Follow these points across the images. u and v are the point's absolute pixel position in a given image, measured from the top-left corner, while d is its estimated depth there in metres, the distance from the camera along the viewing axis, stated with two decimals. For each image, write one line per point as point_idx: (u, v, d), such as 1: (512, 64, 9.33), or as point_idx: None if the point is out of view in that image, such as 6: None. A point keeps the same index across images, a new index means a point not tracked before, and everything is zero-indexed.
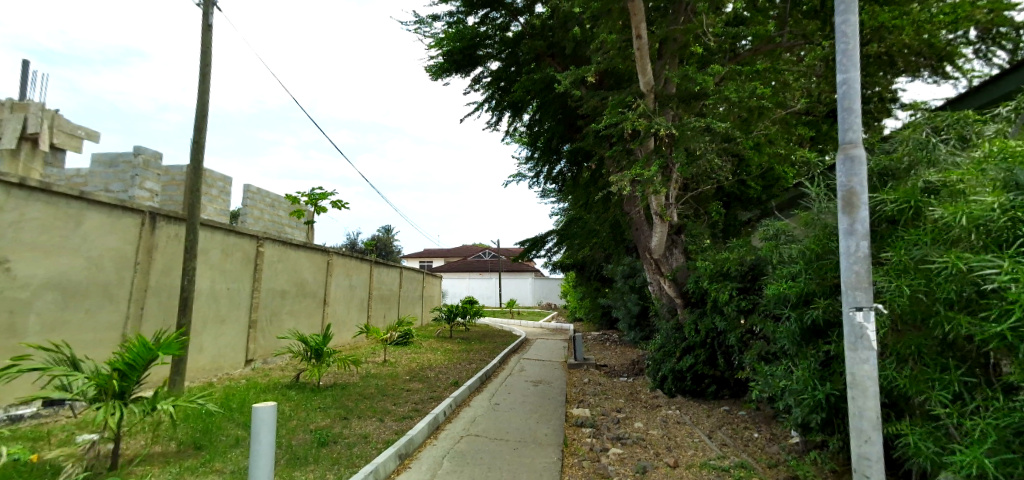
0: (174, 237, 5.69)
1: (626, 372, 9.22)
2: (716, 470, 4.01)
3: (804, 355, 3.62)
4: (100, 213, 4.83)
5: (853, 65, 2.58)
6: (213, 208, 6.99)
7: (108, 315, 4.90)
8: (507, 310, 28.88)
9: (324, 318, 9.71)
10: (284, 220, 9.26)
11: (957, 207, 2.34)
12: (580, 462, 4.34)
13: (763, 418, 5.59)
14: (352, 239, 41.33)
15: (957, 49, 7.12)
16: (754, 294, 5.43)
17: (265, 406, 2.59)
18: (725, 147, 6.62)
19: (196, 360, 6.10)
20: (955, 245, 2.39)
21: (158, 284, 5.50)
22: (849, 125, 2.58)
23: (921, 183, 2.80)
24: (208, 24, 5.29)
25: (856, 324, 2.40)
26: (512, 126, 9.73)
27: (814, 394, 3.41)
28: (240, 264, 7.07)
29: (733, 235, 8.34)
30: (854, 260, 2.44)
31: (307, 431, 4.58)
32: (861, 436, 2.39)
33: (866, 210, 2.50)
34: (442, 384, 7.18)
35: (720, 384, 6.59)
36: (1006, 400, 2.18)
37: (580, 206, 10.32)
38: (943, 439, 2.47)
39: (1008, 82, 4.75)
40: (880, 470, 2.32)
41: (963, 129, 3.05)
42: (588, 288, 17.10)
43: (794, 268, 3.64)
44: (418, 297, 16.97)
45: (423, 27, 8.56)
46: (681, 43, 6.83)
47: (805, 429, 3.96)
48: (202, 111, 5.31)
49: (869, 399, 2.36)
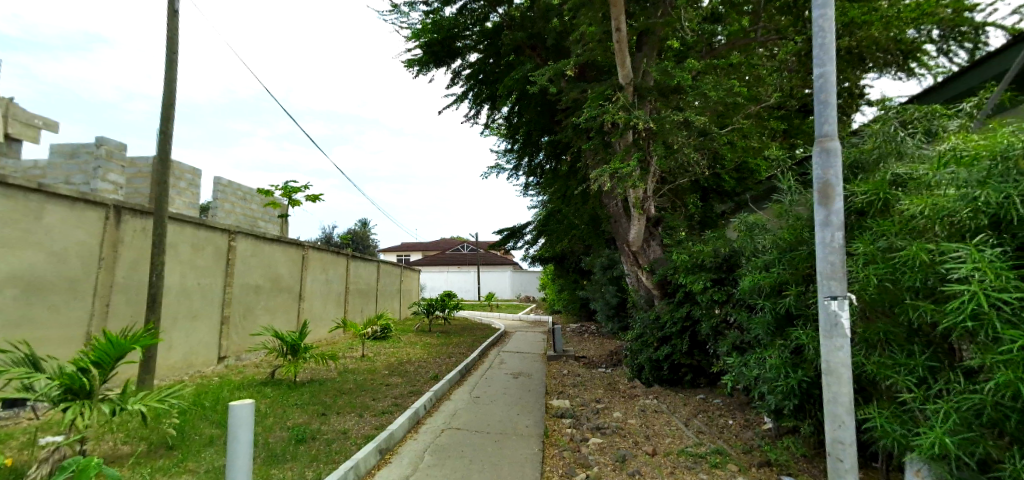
0: (142, 230, 5.46)
1: (604, 362, 9.35)
2: (693, 456, 4.11)
3: (778, 344, 3.73)
4: (62, 206, 4.59)
5: (830, 60, 2.63)
6: (182, 201, 6.73)
7: (73, 312, 4.67)
8: (486, 303, 28.82)
9: (300, 313, 9.51)
10: (256, 213, 8.99)
11: (922, 199, 2.45)
12: (560, 452, 4.39)
13: (737, 405, 5.76)
14: (328, 231, 40.50)
15: (921, 46, 7.36)
16: (729, 285, 5.59)
17: (242, 403, 2.52)
18: (701, 141, 6.75)
19: (165, 358, 5.89)
20: (921, 236, 2.50)
21: (125, 279, 5.27)
22: (825, 118, 2.64)
23: (889, 175, 2.92)
24: (175, 8, 5.05)
25: (830, 312, 2.47)
26: (490, 118, 9.69)
27: (787, 381, 3.52)
28: (212, 259, 6.84)
29: (710, 227, 8.49)
30: (830, 251, 2.50)
31: (285, 428, 4.48)
32: (835, 420, 2.45)
33: (841, 201, 2.56)
34: (422, 378, 7.12)
35: (696, 373, 6.74)
36: (967, 382, 2.28)
37: (559, 199, 10.34)
38: (907, 422, 2.58)
39: (972, 76, 4.78)
40: (853, 453, 2.38)
41: (929, 123, 3.20)
42: (567, 280, 17.29)
43: (767, 259, 3.75)
44: (396, 290, 16.76)
45: (400, 16, 8.36)
46: (660, 37, 6.91)
47: (777, 415, 4.09)
48: (170, 99, 5.08)
49: (843, 386, 2.43)
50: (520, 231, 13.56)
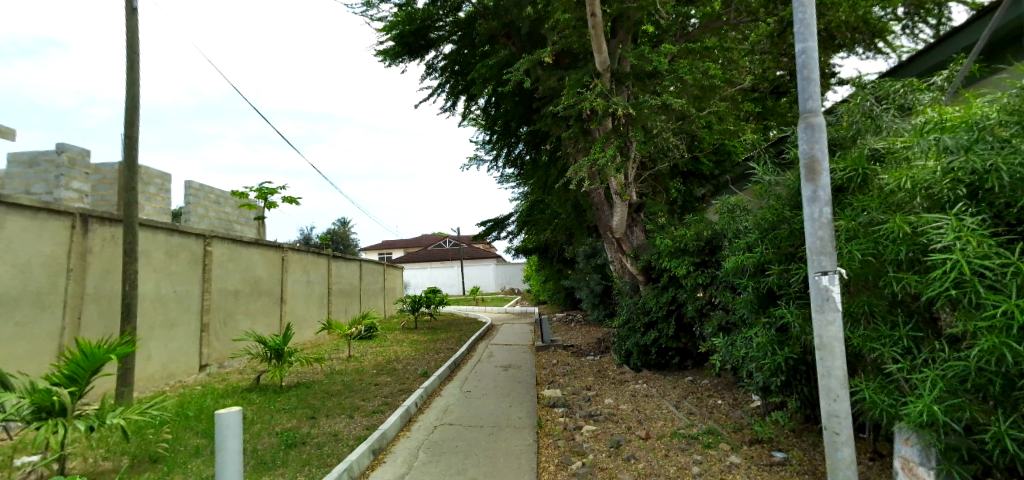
0: (111, 238, 5.23)
1: (592, 350, 9.43)
2: (685, 438, 4.17)
3: (763, 322, 3.78)
4: (24, 216, 4.36)
5: (811, 34, 2.63)
6: (152, 207, 6.47)
7: (42, 327, 4.46)
8: (471, 298, 28.68)
9: (282, 316, 9.31)
10: (231, 215, 8.73)
11: (901, 174, 2.50)
12: (555, 441, 4.39)
13: (724, 384, 5.87)
14: (306, 233, 39.72)
15: (888, 25, 7.52)
16: (712, 268, 5.65)
17: (230, 411, 2.43)
18: (679, 125, 6.79)
19: (143, 369, 5.70)
20: (900, 210, 2.57)
21: (97, 290, 5.06)
22: (809, 94, 2.63)
23: (867, 151, 2.97)
24: (133, 6, 4.81)
25: (822, 287, 2.49)
26: (467, 110, 9.56)
27: (774, 359, 3.57)
28: (187, 266, 6.61)
29: (690, 211, 8.58)
30: (819, 226, 2.51)
31: (273, 434, 4.38)
32: (830, 395, 2.48)
33: (828, 177, 2.58)
34: (411, 375, 7.07)
35: (683, 356, 6.83)
36: (951, 350, 2.35)
37: (540, 189, 10.30)
38: (894, 391, 2.65)
39: (936, 53, 4.92)
40: (849, 426, 2.41)
41: (904, 99, 3.26)
42: (551, 271, 17.37)
43: (749, 240, 3.80)
44: (379, 288, 16.54)
45: (370, 8, 8.15)
46: (634, 22, 6.89)
47: (765, 392, 4.17)
48: (134, 101, 4.86)
49: (836, 359, 2.45)
50: (503, 222, 13.41)
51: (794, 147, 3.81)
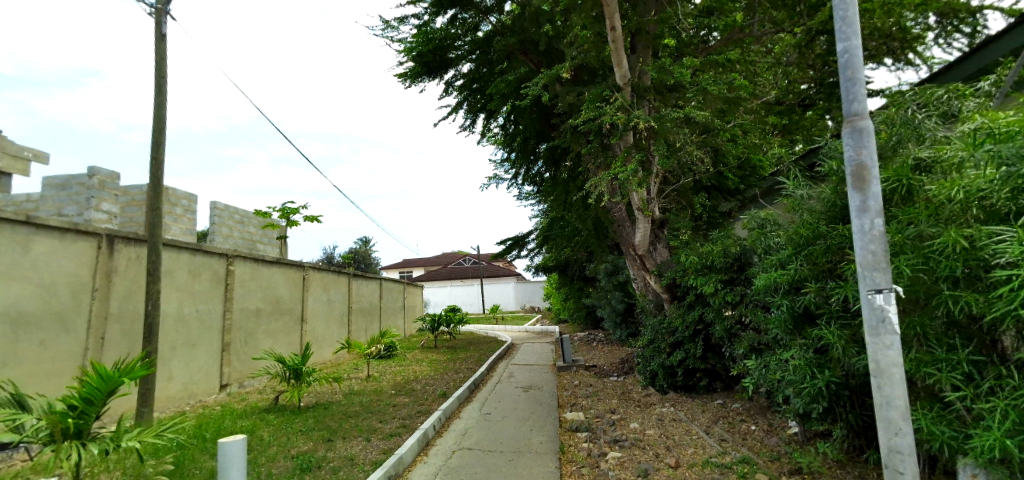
0: (135, 258, 5.31)
1: (615, 371, 9.13)
2: (719, 467, 3.89)
3: (800, 343, 3.52)
4: (51, 237, 4.45)
5: (854, 33, 2.48)
6: (178, 227, 6.59)
7: (66, 347, 4.50)
8: (491, 316, 28.46)
9: (302, 335, 9.32)
10: (255, 235, 8.84)
11: (953, 183, 2.29)
12: (579, 469, 4.16)
13: (757, 409, 5.55)
14: (329, 252, 40.32)
15: (919, 34, 7.25)
16: (741, 285, 5.38)
17: (235, 439, 2.34)
18: (703, 138, 6.61)
19: (164, 388, 5.71)
20: (954, 222, 2.34)
21: (120, 310, 5.11)
22: (854, 96, 2.46)
23: (911, 160, 2.74)
24: (162, 32, 4.95)
25: (875, 307, 2.26)
26: (486, 127, 9.57)
27: (814, 384, 3.31)
28: (210, 285, 6.67)
29: (715, 226, 8.33)
30: (869, 239, 2.31)
31: (289, 457, 4.28)
32: (890, 427, 2.23)
33: (878, 185, 2.38)
34: (429, 396, 6.92)
35: (711, 378, 6.53)
36: (1022, 378, 2.11)
37: (560, 205, 10.17)
38: (955, 422, 2.40)
39: (974, 60, 4.71)
40: (913, 463, 2.16)
41: (948, 105, 3.04)
42: (572, 288, 17.11)
43: (783, 256, 3.57)
44: (399, 307, 16.51)
45: (391, 30, 8.28)
46: (653, 36, 6.79)
47: (805, 418, 3.88)
48: (160, 124, 4.97)
49: (896, 387, 2.21)
50: (523, 240, 13.29)
51: (828, 157, 3.60)
